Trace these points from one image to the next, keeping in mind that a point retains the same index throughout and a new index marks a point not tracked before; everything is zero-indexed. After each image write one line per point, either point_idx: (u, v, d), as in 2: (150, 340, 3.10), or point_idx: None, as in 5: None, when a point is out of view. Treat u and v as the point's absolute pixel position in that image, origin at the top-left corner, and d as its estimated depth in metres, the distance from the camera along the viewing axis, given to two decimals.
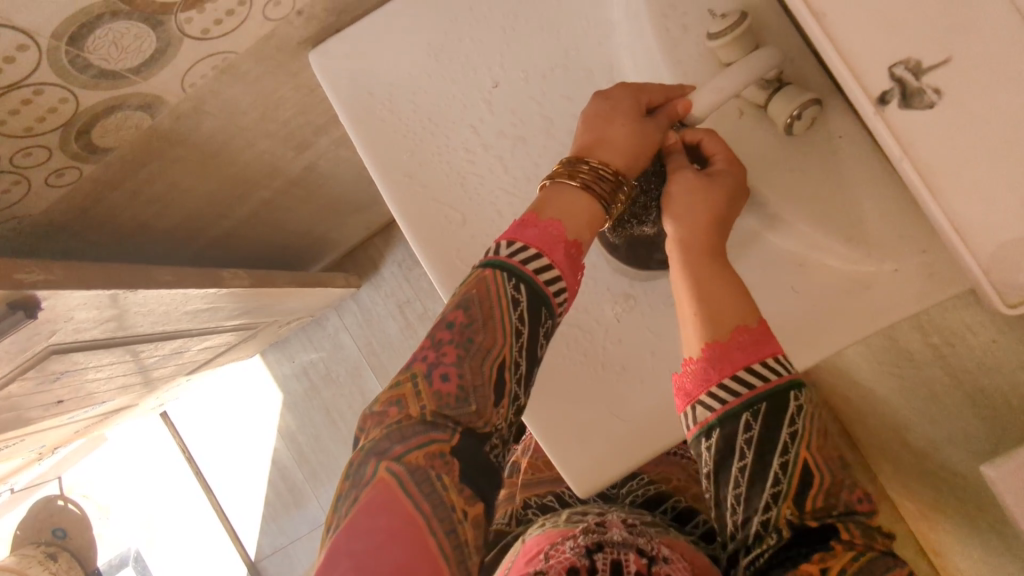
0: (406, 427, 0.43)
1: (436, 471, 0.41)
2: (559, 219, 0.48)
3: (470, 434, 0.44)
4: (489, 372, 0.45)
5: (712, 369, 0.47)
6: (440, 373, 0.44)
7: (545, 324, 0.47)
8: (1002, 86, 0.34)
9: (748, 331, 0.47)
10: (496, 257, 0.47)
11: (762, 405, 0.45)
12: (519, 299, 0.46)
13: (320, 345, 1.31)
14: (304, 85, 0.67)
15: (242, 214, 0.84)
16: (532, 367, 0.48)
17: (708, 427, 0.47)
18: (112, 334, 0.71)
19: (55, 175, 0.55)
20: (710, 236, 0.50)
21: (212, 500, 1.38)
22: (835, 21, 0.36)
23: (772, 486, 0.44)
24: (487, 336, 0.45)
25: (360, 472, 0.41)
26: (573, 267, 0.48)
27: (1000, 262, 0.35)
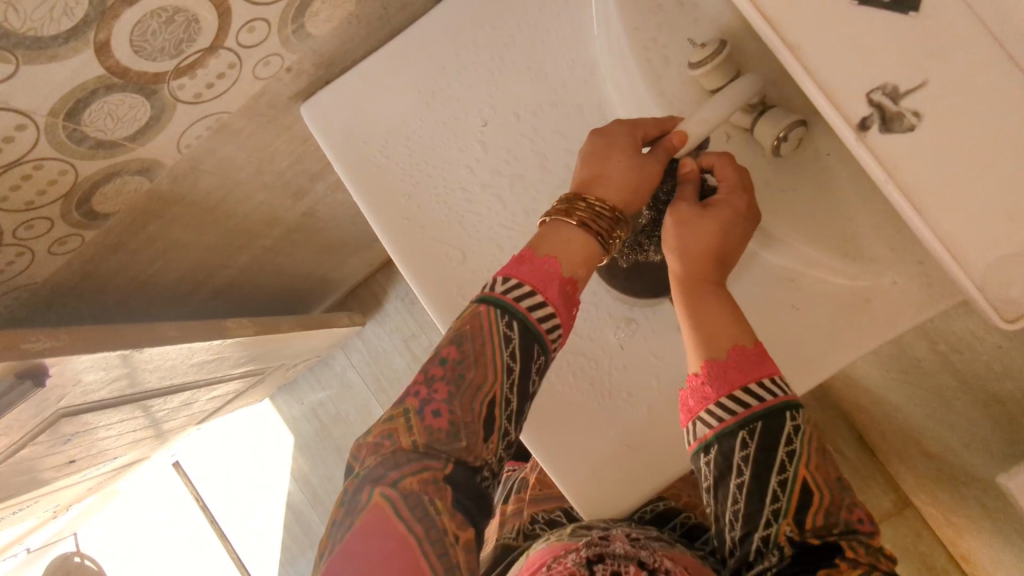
0: (400, 455, 0.43)
1: (429, 496, 0.42)
2: (554, 256, 0.48)
3: (462, 465, 0.44)
4: (479, 409, 0.45)
5: (711, 385, 0.46)
6: (430, 409, 0.44)
7: (538, 360, 0.47)
8: (981, 107, 0.34)
9: (741, 350, 0.47)
10: (491, 292, 0.48)
11: (757, 424, 0.45)
12: (512, 336, 0.46)
13: (328, 385, 1.32)
14: (299, 136, 0.69)
15: (244, 263, 0.85)
16: (523, 403, 0.47)
17: (707, 444, 0.46)
18: (121, 392, 0.71)
19: (59, 243, 0.56)
20: (706, 266, 0.50)
21: (229, 547, 1.37)
22: (809, 53, 0.36)
23: (771, 503, 0.43)
24: (478, 372, 0.46)
25: (356, 498, 0.42)
26: (568, 304, 0.49)
27: (995, 279, 0.35)
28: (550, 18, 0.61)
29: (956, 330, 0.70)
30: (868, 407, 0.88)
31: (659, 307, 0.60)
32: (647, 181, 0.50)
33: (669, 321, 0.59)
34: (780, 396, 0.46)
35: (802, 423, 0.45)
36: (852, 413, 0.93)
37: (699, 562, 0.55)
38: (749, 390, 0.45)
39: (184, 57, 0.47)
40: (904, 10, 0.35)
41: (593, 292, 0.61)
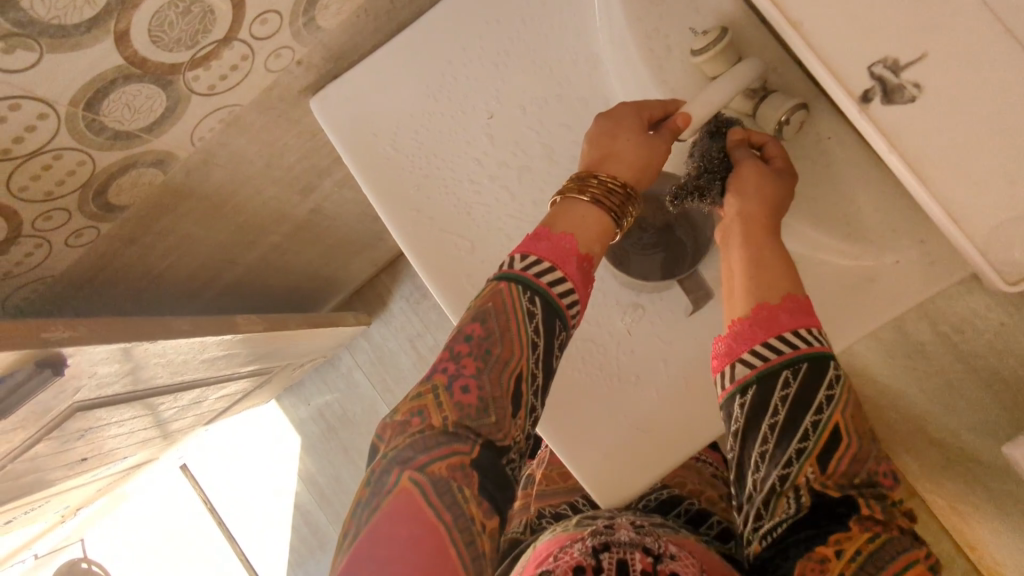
0: (429, 437, 0.43)
1: (456, 482, 0.42)
2: (571, 232, 0.49)
3: (489, 447, 0.45)
4: (506, 384, 0.46)
5: (759, 329, 0.47)
6: (461, 385, 0.45)
7: (559, 336, 0.49)
8: (980, 76, 0.35)
9: (795, 299, 0.48)
10: (511, 269, 0.49)
11: (802, 365, 0.45)
12: (535, 312, 0.47)
13: (334, 386, 1.32)
14: (308, 131, 0.70)
15: (252, 260, 0.86)
16: (547, 379, 0.49)
17: (745, 385, 0.47)
18: (132, 387, 0.72)
19: (75, 235, 0.57)
20: (766, 216, 0.51)
21: (236, 550, 1.36)
22: (810, 30, 0.38)
23: (799, 442, 0.44)
24: (505, 348, 0.46)
25: (385, 479, 0.42)
26: (585, 279, 0.50)
27: (997, 243, 0.36)
28: (555, 11, 0.62)
29: (959, 312, 0.71)
30: None
31: (665, 293, 0.61)
32: (655, 160, 0.52)
33: (675, 305, 0.60)
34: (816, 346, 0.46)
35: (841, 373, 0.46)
36: None
37: (704, 547, 0.55)
38: (798, 333, 0.46)
39: (200, 48, 0.48)
40: None
41: (600, 279, 0.62)
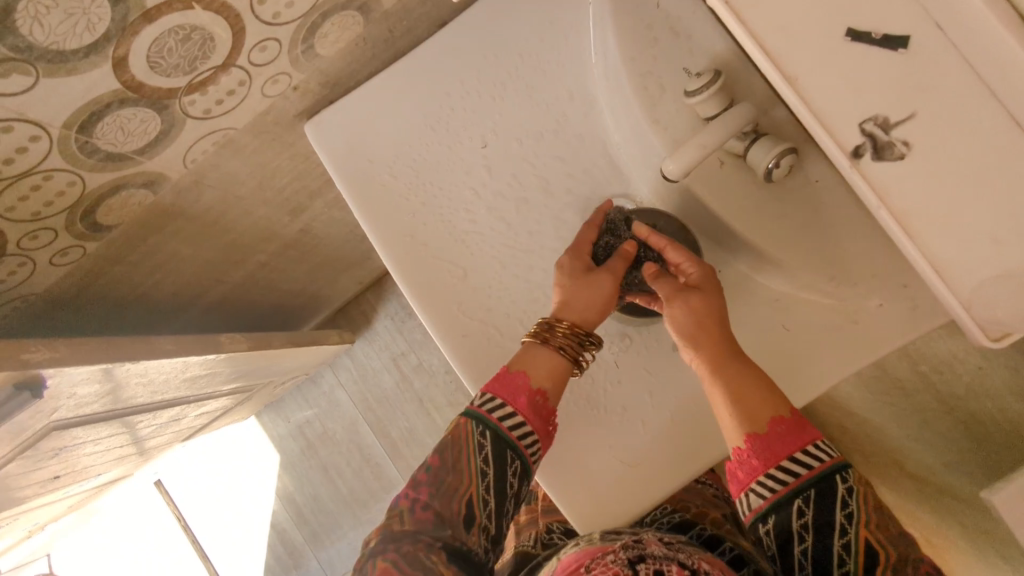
0: (398, 533, 0.51)
1: (424, 553, 0.49)
2: (522, 369, 0.55)
3: (452, 547, 0.51)
4: (457, 506, 0.53)
5: (760, 460, 0.48)
6: (416, 505, 0.53)
7: (512, 464, 0.53)
8: (967, 137, 0.36)
9: (782, 421, 0.49)
10: (473, 408, 0.56)
11: (810, 491, 0.46)
12: (484, 443, 0.54)
13: (315, 403, 1.31)
14: (300, 154, 0.70)
15: (239, 278, 0.85)
16: (502, 504, 0.54)
17: (763, 513, 0.48)
18: (111, 406, 0.71)
19: (60, 255, 0.56)
20: (727, 337, 0.52)
21: (210, 568, 1.34)
22: (806, 84, 0.39)
23: (839, 566, 0.44)
24: (455, 476, 0.53)
25: (366, 570, 0.50)
26: (540, 414, 0.55)
27: (981, 298, 0.37)
28: (551, 47, 0.63)
29: (939, 353, 0.74)
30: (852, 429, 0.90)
31: (653, 325, 0.61)
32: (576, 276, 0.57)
33: (663, 338, 0.61)
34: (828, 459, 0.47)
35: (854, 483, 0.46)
36: None
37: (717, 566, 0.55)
38: (796, 459, 0.47)
39: (198, 73, 0.48)
40: (893, 47, 0.37)
41: None
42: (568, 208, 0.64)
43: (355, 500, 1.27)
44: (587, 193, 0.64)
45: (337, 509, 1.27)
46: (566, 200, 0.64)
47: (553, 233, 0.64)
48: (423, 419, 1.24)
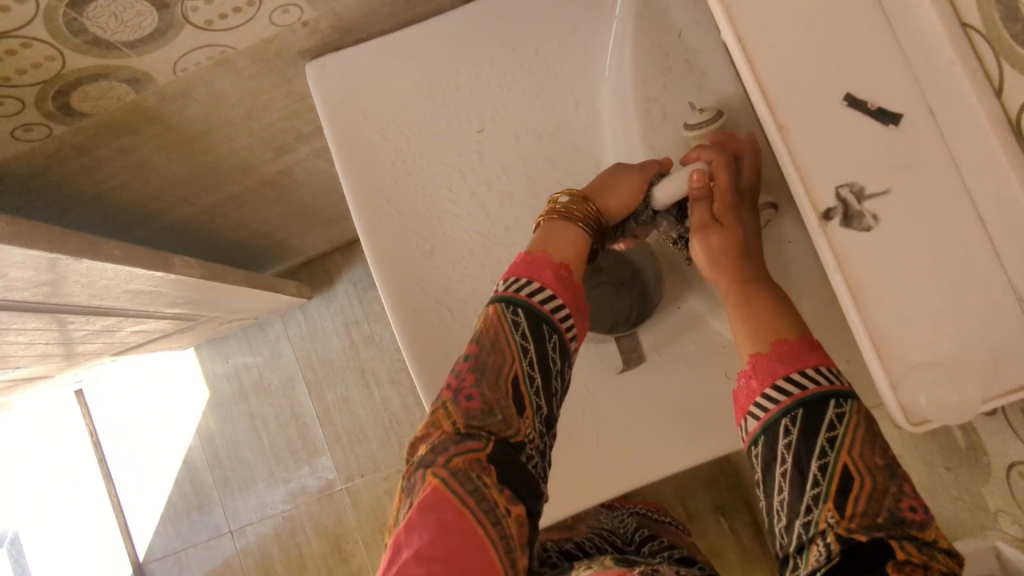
0: (444, 439, 0.46)
1: (475, 468, 0.44)
2: (544, 249, 0.53)
3: (503, 443, 0.47)
4: (506, 388, 0.49)
5: (756, 380, 0.46)
6: (461, 400, 0.48)
7: (552, 339, 0.51)
8: (930, 225, 0.37)
9: (785, 342, 0.46)
10: (504, 292, 0.52)
11: (799, 411, 0.44)
12: (520, 321, 0.50)
13: (257, 350, 1.27)
14: (296, 92, 0.69)
15: (207, 203, 0.83)
16: (548, 381, 0.50)
17: (755, 436, 0.46)
18: (43, 298, 0.68)
19: (24, 129, 0.54)
20: (740, 271, 0.51)
21: (112, 491, 1.30)
22: (794, 135, 0.38)
23: (812, 488, 0.42)
24: (496, 357, 0.50)
25: (415, 484, 0.45)
26: (566, 287, 0.53)
27: (909, 381, 0.37)
28: (566, 49, 0.63)
29: None
30: None
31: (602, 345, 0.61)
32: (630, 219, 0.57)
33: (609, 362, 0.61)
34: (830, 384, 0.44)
35: (849, 410, 0.43)
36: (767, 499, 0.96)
37: None
38: (789, 380, 0.45)
39: None
40: (885, 122, 0.38)
41: None
42: None
43: (276, 455, 1.26)
44: None
45: (256, 460, 1.26)
46: (547, 202, 0.64)
47: (529, 233, 0.63)
48: (361, 388, 1.24)
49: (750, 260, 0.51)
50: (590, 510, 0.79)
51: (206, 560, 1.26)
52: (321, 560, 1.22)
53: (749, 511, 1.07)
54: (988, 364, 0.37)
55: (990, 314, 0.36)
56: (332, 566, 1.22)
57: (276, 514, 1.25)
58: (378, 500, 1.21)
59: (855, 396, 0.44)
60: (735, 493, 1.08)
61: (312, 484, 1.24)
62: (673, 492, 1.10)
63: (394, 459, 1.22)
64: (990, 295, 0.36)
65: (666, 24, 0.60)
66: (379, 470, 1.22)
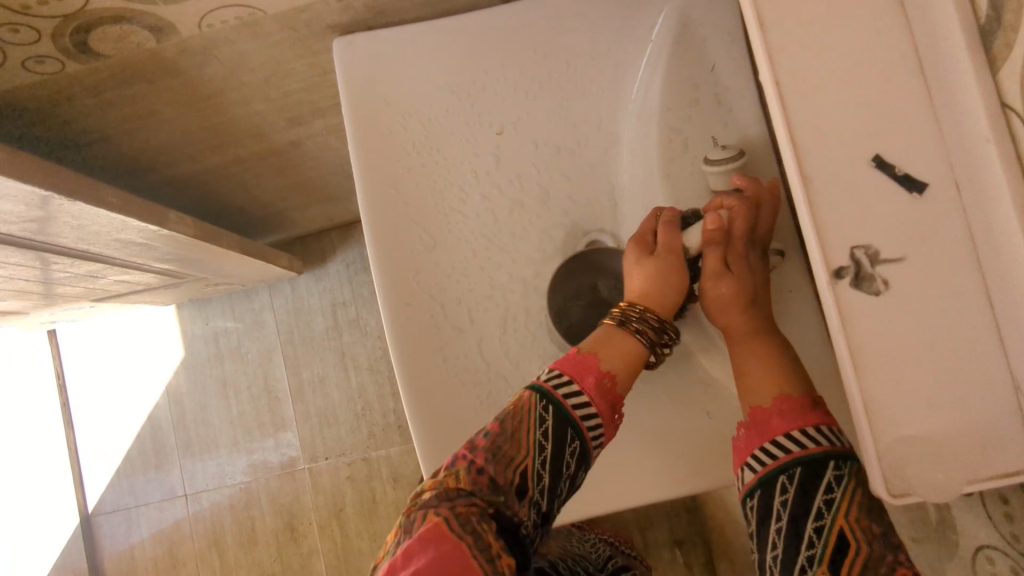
0: (450, 491, 0.47)
1: (478, 518, 0.45)
2: (594, 350, 0.54)
3: (502, 514, 0.48)
4: (512, 475, 0.50)
5: (756, 433, 0.47)
6: (472, 467, 0.49)
7: (572, 445, 0.51)
8: (941, 299, 0.37)
9: (789, 399, 0.47)
10: (539, 383, 0.53)
11: (796, 469, 0.44)
12: (546, 418, 0.51)
13: (240, 316, 1.25)
14: (320, 65, 0.67)
15: (211, 163, 0.82)
16: (555, 484, 0.51)
17: (750, 488, 0.46)
18: (29, 235, 0.66)
19: (36, 60, 0.53)
20: (749, 322, 0.51)
21: (70, 437, 1.27)
22: (817, 188, 0.38)
23: (806, 548, 0.42)
24: (512, 446, 0.50)
25: (414, 521, 0.45)
26: (604, 395, 0.53)
27: (896, 452, 0.37)
28: (598, 65, 0.62)
29: None
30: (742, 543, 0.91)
31: None
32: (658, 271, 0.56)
33: None
34: (826, 445, 0.44)
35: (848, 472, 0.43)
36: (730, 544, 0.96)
37: None
38: (788, 436, 0.45)
39: None
40: (911, 189, 0.37)
41: (535, 325, 0.62)
42: (555, 223, 0.63)
43: (242, 425, 1.24)
44: (577, 217, 0.63)
45: (222, 428, 1.24)
46: (555, 215, 0.63)
47: (532, 243, 0.63)
48: (339, 370, 1.22)
49: (760, 312, 0.52)
50: (560, 532, 0.78)
51: (155, 520, 1.24)
52: (272, 537, 1.21)
53: (705, 548, 1.07)
54: (975, 448, 0.36)
55: (984, 397, 0.36)
56: (282, 545, 1.20)
57: (233, 485, 1.23)
58: (338, 485, 1.20)
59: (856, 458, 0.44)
60: (694, 528, 1.08)
61: (275, 459, 1.22)
62: (633, 519, 1.10)
63: (361, 446, 1.20)
64: (987, 376, 0.36)
65: (701, 56, 0.60)
66: (344, 455, 1.21)
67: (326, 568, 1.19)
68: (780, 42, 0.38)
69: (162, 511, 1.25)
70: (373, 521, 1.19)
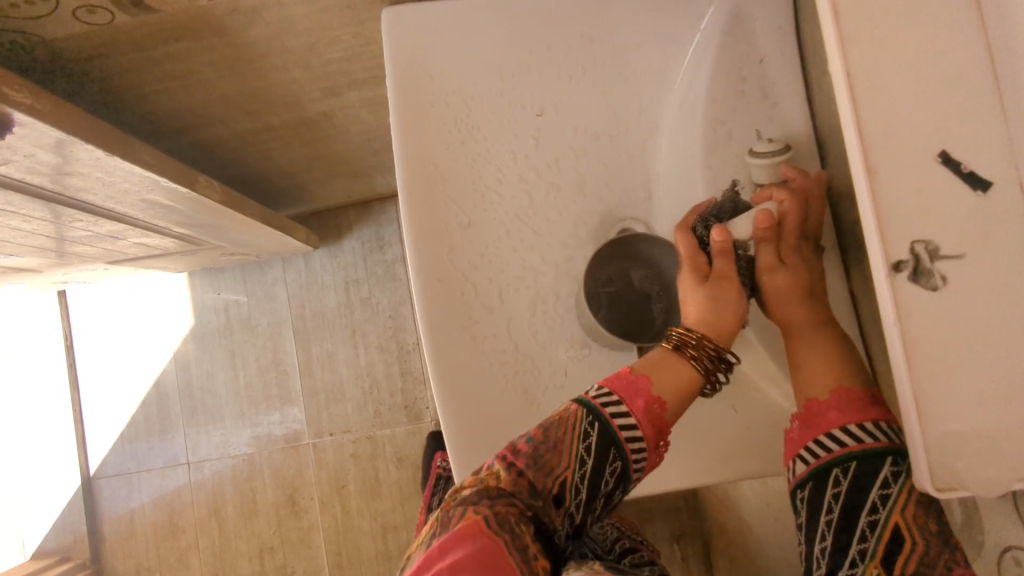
0: (492, 491, 0.49)
1: (515, 519, 0.48)
2: (647, 376, 0.53)
3: (538, 519, 0.50)
4: (550, 484, 0.52)
5: (810, 426, 0.49)
6: (514, 470, 0.51)
7: (613, 463, 0.52)
8: (999, 298, 0.37)
9: (845, 392, 0.49)
10: (586, 396, 0.53)
11: (852, 463, 0.47)
12: (591, 434, 0.52)
13: (251, 288, 1.25)
14: (364, 35, 0.67)
15: (241, 129, 0.81)
16: (590, 498, 0.53)
17: (803, 481, 0.49)
18: (61, 189, 0.66)
19: (86, 10, 0.53)
20: (805, 314, 0.52)
21: (75, 398, 1.27)
22: (881, 181, 0.38)
23: (857, 540, 0.46)
24: (554, 456, 0.52)
25: (453, 516, 0.48)
26: (653, 421, 0.52)
27: (943, 447, 0.37)
28: (645, 51, 0.62)
29: None
30: (748, 539, 0.92)
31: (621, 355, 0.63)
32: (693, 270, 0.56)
33: None
34: (884, 442, 0.46)
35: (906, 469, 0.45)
36: (735, 539, 0.96)
37: None
38: (844, 430, 0.48)
39: None
40: (975, 188, 0.37)
41: (566, 307, 0.62)
42: (592, 208, 0.63)
43: (248, 396, 1.24)
44: (614, 203, 0.63)
45: (228, 398, 1.24)
46: (593, 201, 0.63)
47: (568, 227, 0.63)
48: (349, 347, 1.22)
49: (817, 305, 0.52)
50: None
51: (156, 486, 1.25)
52: (273, 509, 1.21)
53: (704, 544, 1.08)
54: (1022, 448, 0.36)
55: None
56: (283, 518, 1.21)
57: (237, 455, 1.23)
58: (342, 462, 1.20)
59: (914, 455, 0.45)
60: (696, 523, 1.09)
61: (279, 432, 1.22)
62: (635, 511, 1.11)
63: (367, 424, 1.20)
64: None
65: (750, 49, 0.60)
66: (349, 432, 1.21)
67: (325, 543, 1.19)
68: (853, 33, 0.38)
69: (164, 478, 1.25)
70: (374, 500, 1.19)
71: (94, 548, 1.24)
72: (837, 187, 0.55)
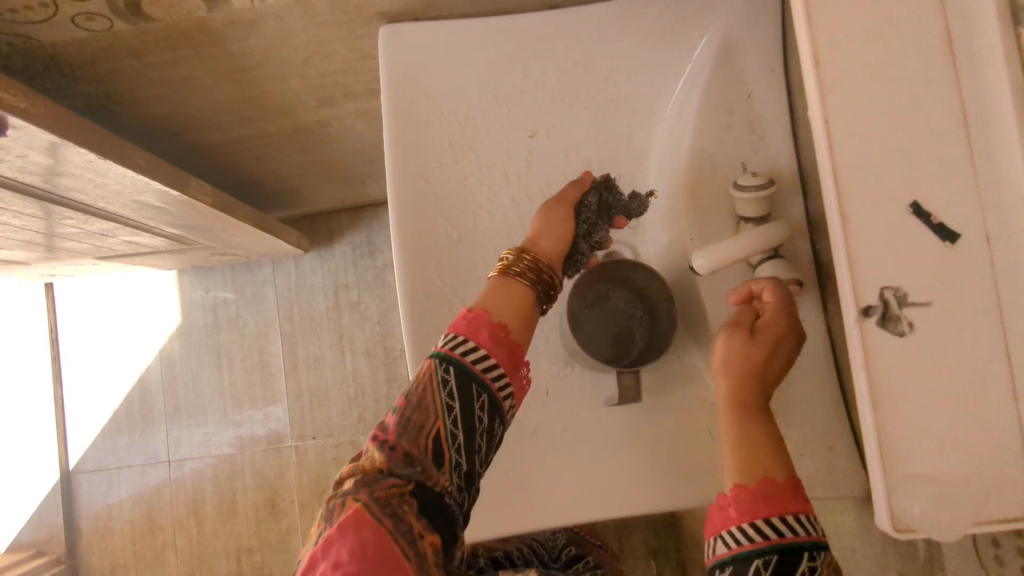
0: (369, 476, 0.43)
1: (398, 501, 0.42)
2: (485, 309, 0.52)
3: (426, 488, 0.45)
4: (424, 444, 0.46)
5: (739, 511, 0.45)
6: (385, 445, 0.45)
7: (478, 399, 0.48)
8: (963, 346, 0.38)
9: (772, 483, 0.46)
10: (442, 350, 0.50)
11: (773, 556, 0.43)
12: (449, 380, 0.48)
13: (240, 288, 1.25)
14: (362, 50, 0.68)
15: (235, 134, 0.82)
16: (472, 438, 0.48)
17: (722, 564, 0.45)
18: (50, 189, 0.66)
19: (85, 17, 0.53)
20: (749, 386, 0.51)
21: (57, 392, 1.27)
22: (855, 227, 0.39)
23: None
24: (420, 414, 0.47)
25: (334, 509, 0.42)
26: (507, 354, 0.51)
27: (904, 489, 0.38)
28: (637, 80, 0.63)
29: None
30: None
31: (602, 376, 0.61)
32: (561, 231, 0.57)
33: (605, 394, 0.61)
34: (803, 535, 0.44)
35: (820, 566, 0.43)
36: None
37: None
38: (769, 523, 0.44)
39: None
40: (944, 239, 0.38)
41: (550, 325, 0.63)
42: None
43: (232, 397, 1.24)
44: None
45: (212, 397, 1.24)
46: None
47: None
48: (335, 352, 1.22)
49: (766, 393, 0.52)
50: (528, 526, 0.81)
51: (136, 482, 1.24)
52: (251, 510, 1.21)
53: (679, 562, 1.09)
54: (978, 492, 0.38)
55: (993, 443, 0.37)
56: (262, 519, 1.20)
57: (218, 455, 1.23)
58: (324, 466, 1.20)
59: (826, 549, 0.43)
60: (672, 541, 1.10)
61: (262, 433, 1.22)
62: (612, 527, 1.11)
63: (349, 428, 1.20)
64: (999, 426, 0.37)
65: (739, 83, 0.61)
66: (332, 436, 1.21)
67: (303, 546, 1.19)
68: (832, 81, 0.40)
69: (144, 475, 1.24)
70: None
71: (69, 543, 1.23)
72: (818, 222, 0.56)
